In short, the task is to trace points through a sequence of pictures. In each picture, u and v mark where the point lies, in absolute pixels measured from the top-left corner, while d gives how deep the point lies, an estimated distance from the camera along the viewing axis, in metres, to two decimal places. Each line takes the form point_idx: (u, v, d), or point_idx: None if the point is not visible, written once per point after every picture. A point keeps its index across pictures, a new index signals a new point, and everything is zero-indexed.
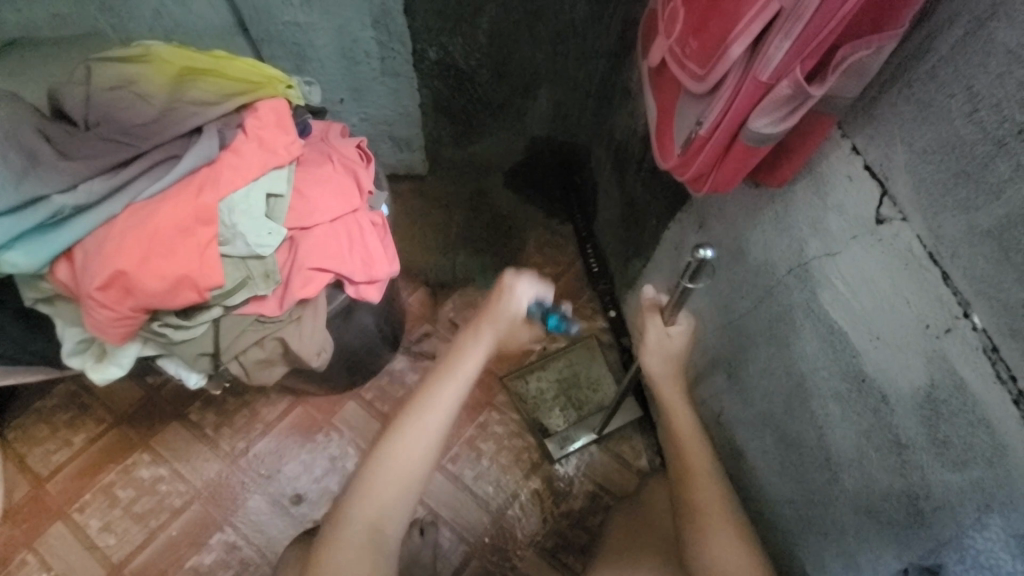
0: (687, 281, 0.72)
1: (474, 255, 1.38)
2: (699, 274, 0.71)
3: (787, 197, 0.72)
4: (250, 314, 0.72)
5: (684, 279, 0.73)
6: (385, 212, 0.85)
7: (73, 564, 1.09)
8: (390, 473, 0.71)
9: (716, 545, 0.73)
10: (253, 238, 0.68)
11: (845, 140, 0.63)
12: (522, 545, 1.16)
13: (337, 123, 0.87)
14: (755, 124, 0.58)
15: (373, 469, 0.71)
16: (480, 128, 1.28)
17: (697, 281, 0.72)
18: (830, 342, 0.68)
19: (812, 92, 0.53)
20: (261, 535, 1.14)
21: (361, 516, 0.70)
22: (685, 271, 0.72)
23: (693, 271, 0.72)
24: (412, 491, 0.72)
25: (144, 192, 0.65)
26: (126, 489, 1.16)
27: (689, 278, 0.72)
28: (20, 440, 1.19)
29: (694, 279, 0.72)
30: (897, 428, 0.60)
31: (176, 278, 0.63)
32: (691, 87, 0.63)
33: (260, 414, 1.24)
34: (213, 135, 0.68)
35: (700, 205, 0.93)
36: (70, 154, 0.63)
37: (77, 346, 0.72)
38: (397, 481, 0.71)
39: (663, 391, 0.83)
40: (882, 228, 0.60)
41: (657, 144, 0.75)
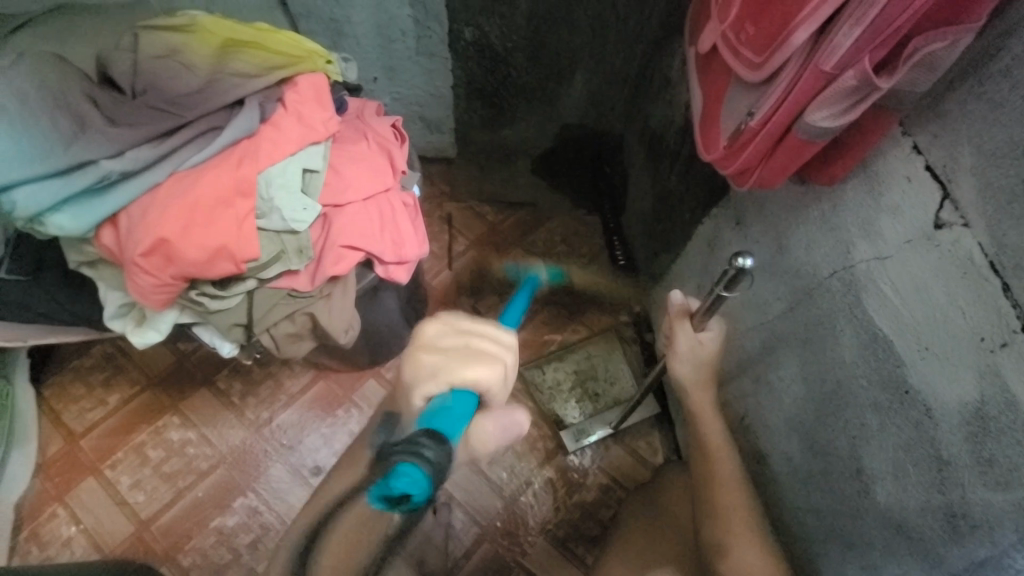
0: (723, 288, 0.70)
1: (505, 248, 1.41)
2: (734, 283, 0.69)
3: (837, 196, 0.69)
4: (283, 288, 0.73)
5: (720, 287, 0.71)
6: (416, 193, 0.85)
7: (105, 517, 1.15)
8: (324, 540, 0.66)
9: (739, 547, 0.72)
10: (289, 213, 0.69)
11: (906, 138, 0.60)
12: (533, 532, 1.17)
13: (373, 101, 0.87)
14: (812, 117, 0.55)
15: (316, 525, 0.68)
16: (511, 113, 1.25)
17: (733, 290, 0.70)
18: (873, 351, 0.65)
19: (879, 85, 0.50)
20: (280, 503, 1.17)
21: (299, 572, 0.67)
22: (721, 279, 0.70)
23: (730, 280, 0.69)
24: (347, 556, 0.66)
25: (187, 161, 0.66)
26: (156, 450, 1.21)
27: (725, 287, 0.70)
28: (58, 397, 1.24)
29: (730, 287, 0.70)
30: (939, 443, 0.58)
31: (215, 248, 0.64)
32: (745, 76, 0.61)
33: (284, 386, 1.27)
34: (254, 108, 0.68)
35: (739, 201, 0.90)
36: (116, 121, 0.64)
37: (118, 310, 0.74)
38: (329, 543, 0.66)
39: (691, 395, 0.82)
40: (940, 233, 0.57)
41: (702, 134, 0.73)
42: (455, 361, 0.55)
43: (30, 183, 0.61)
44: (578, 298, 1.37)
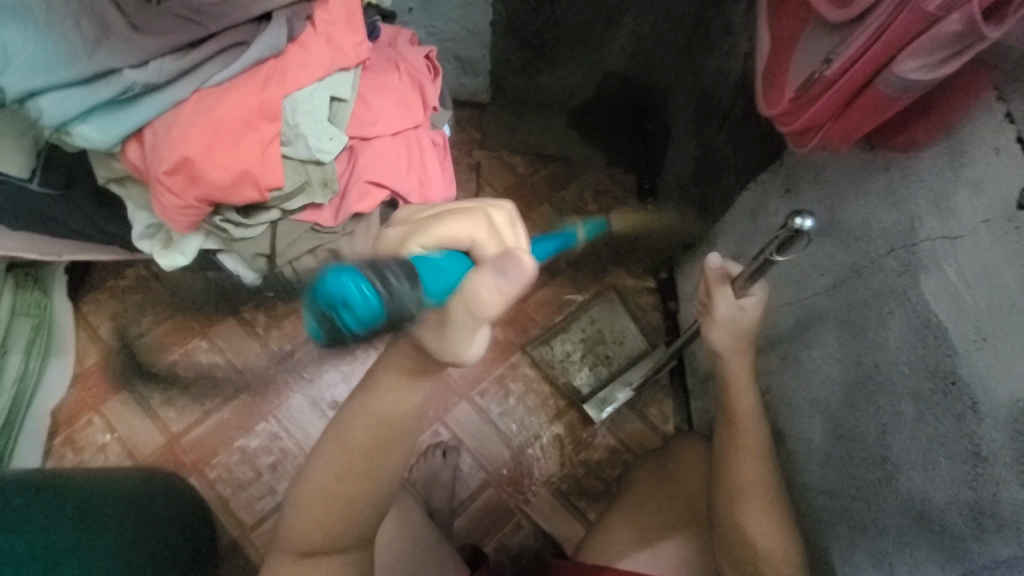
0: (773, 252, 0.67)
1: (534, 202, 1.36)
2: (789, 245, 0.67)
3: (910, 165, 0.62)
4: (306, 222, 0.71)
5: (773, 250, 0.68)
6: (447, 132, 0.81)
7: (138, 428, 1.23)
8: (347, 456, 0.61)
9: (755, 521, 0.71)
10: (314, 142, 0.67)
11: (1000, 104, 0.52)
12: (538, 483, 1.20)
13: (407, 29, 0.81)
14: (901, 67, 0.49)
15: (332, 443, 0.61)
16: (552, 60, 1.17)
17: (787, 252, 0.67)
18: (921, 337, 0.61)
19: (986, 34, 0.43)
20: (299, 431, 1.23)
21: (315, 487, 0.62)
22: (775, 242, 0.67)
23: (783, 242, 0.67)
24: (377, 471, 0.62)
25: (213, 77, 0.63)
26: (185, 370, 1.27)
27: (777, 249, 0.67)
28: (96, 312, 1.30)
29: (783, 251, 0.67)
30: (979, 439, 0.54)
31: (238, 172, 0.63)
32: (826, 16, 0.54)
33: (306, 321, 1.30)
34: (282, 24, 0.64)
35: (793, 166, 0.82)
36: (140, 29, 0.61)
37: (147, 230, 0.74)
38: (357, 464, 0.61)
39: (730, 363, 0.78)
40: (1023, 214, 0.51)
41: (764, 86, 0.66)
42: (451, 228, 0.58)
43: (56, 90, 0.60)
44: (604, 259, 1.33)
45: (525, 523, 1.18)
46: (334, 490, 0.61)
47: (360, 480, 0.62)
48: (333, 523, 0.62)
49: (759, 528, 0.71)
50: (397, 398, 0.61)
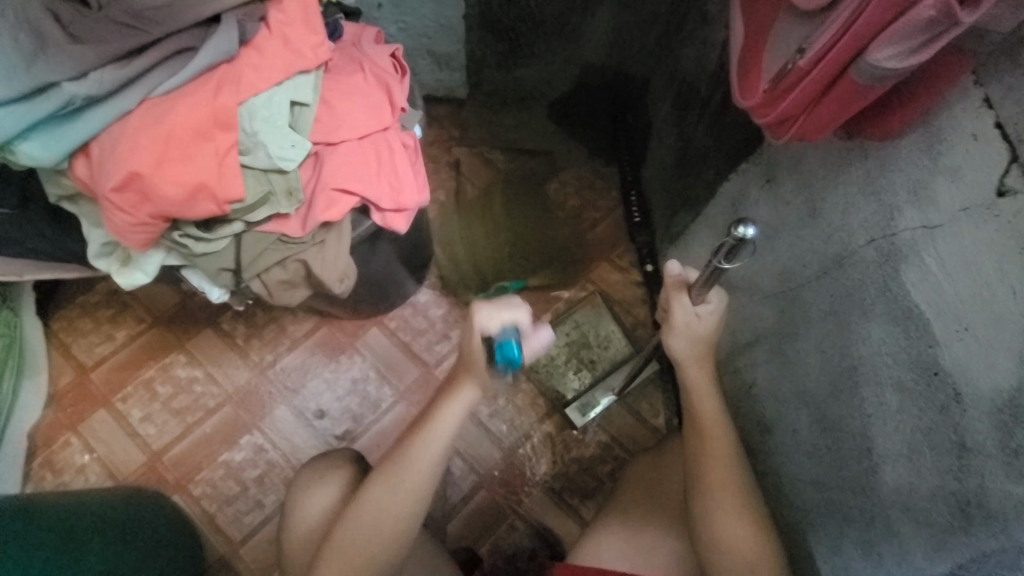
0: (721, 261, 0.67)
1: (510, 197, 1.34)
2: (735, 253, 0.66)
3: (887, 154, 0.61)
4: (273, 233, 0.69)
5: (720, 258, 0.67)
6: (418, 134, 0.78)
7: (117, 447, 1.20)
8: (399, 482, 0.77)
9: (720, 526, 0.72)
10: (274, 149, 0.64)
11: (978, 88, 0.52)
12: (531, 483, 1.19)
13: (371, 26, 0.78)
14: (873, 56, 0.47)
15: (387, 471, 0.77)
16: (529, 53, 1.12)
17: (734, 260, 0.67)
18: (903, 328, 0.60)
19: (961, 19, 0.42)
20: (285, 442, 1.20)
21: (372, 507, 0.76)
22: (720, 250, 0.66)
23: (730, 250, 0.66)
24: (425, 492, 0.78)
25: (159, 87, 0.60)
26: (164, 386, 1.23)
27: (725, 258, 0.67)
28: (67, 330, 1.26)
29: (730, 259, 0.67)
30: (964, 430, 0.54)
31: (194, 186, 0.60)
32: (800, 3, 0.53)
33: (287, 330, 1.27)
34: (232, 27, 0.61)
35: (773, 155, 0.81)
36: (80, 38, 0.58)
37: (102, 249, 0.71)
38: (410, 487, 0.77)
39: (690, 374, 0.78)
40: (1001, 202, 0.50)
41: (738, 78, 0.65)
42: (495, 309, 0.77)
43: None
44: (587, 255, 1.31)
45: (519, 524, 1.17)
46: (389, 510, 0.76)
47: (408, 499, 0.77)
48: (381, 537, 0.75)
49: (731, 533, 0.72)
50: (430, 454, 0.78)
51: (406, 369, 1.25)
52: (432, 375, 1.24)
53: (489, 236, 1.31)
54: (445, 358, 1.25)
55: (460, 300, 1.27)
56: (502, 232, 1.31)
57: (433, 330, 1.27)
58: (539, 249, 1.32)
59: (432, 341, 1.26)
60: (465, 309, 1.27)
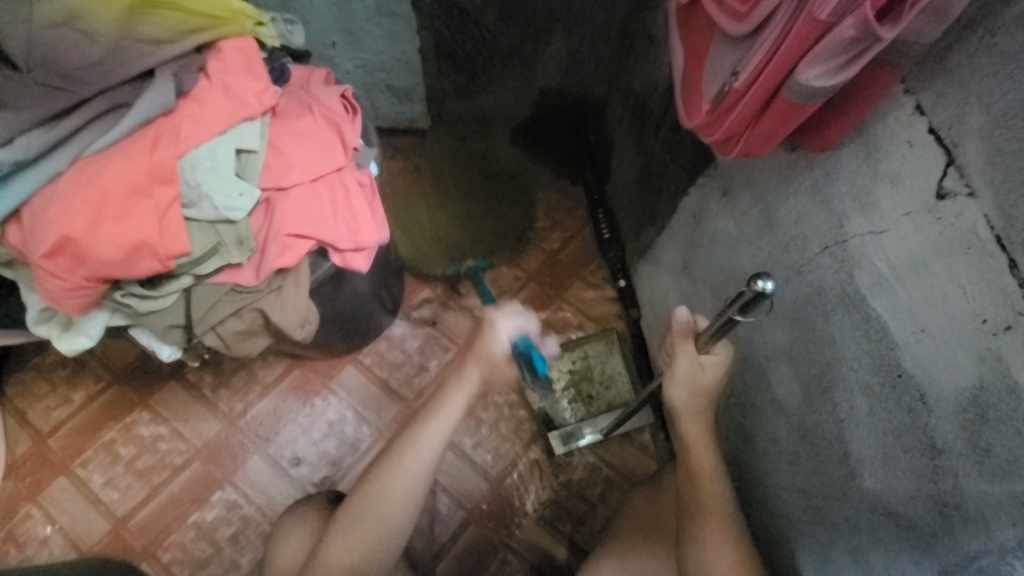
0: (735, 312, 0.64)
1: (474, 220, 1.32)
2: (750, 307, 0.63)
3: (830, 163, 0.63)
4: (225, 284, 0.66)
5: (733, 310, 0.65)
6: (374, 171, 0.77)
7: (79, 517, 1.12)
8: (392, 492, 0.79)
9: (706, 548, 0.71)
10: (221, 200, 0.62)
11: (908, 96, 0.53)
12: (521, 514, 1.15)
13: (320, 68, 0.78)
14: (805, 75, 0.49)
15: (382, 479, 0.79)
16: (487, 80, 1.17)
17: (749, 314, 0.64)
18: (865, 333, 0.61)
19: (881, 36, 0.44)
20: (261, 494, 1.15)
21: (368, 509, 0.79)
22: (736, 301, 0.64)
23: (743, 303, 0.64)
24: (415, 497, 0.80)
25: (93, 145, 0.59)
26: (128, 446, 1.17)
27: (739, 310, 0.64)
28: (21, 395, 1.19)
29: (745, 312, 0.64)
30: (932, 431, 0.54)
31: (134, 244, 0.58)
32: (729, 29, 0.55)
33: (258, 376, 1.22)
34: (167, 81, 0.60)
35: (726, 168, 0.83)
36: (6, 103, 0.56)
37: (41, 314, 0.67)
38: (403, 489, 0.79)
39: (683, 424, 0.78)
40: (942, 204, 0.52)
41: (682, 101, 0.67)
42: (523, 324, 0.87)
43: None
44: (560, 274, 1.32)
45: (512, 558, 1.13)
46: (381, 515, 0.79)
47: (396, 512, 0.79)
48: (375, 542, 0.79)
49: (713, 559, 0.70)
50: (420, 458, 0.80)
51: (384, 407, 1.21)
52: (412, 410, 1.21)
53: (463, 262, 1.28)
54: (424, 391, 1.22)
55: (436, 330, 1.26)
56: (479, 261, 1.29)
57: (410, 363, 1.24)
58: (513, 273, 1.31)
59: (410, 374, 1.24)
60: (442, 339, 1.25)
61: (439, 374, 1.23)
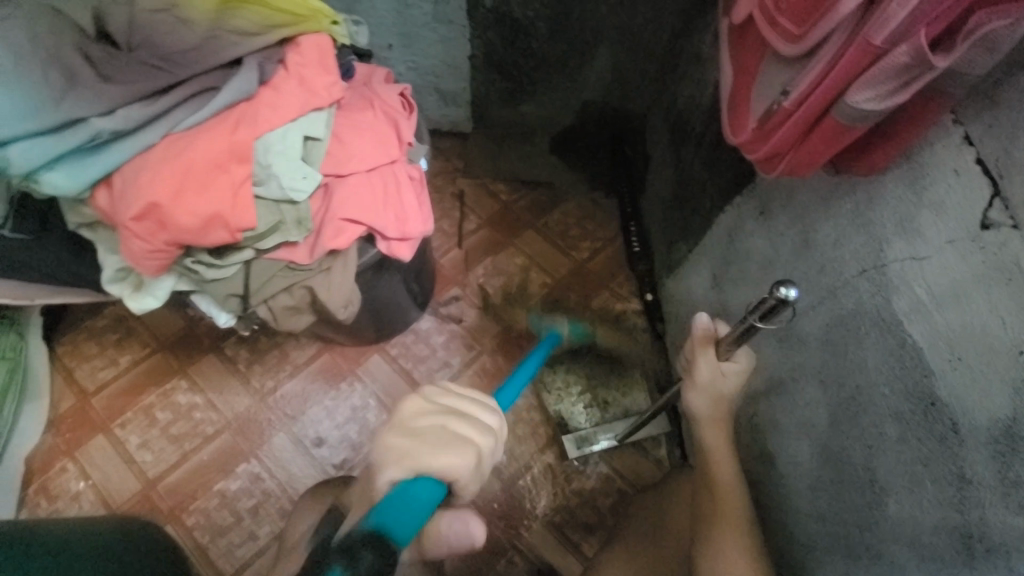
0: (755, 319, 0.67)
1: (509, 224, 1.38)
2: (772, 314, 0.65)
3: (874, 188, 0.63)
4: (282, 260, 0.71)
5: (754, 317, 0.68)
6: (424, 167, 0.81)
7: (113, 474, 1.18)
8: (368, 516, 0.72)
9: (724, 553, 0.72)
10: (287, 181, 0.67)
11: (957, 127, 0.54)
12: (531, 516, 1.16)
13: (382, 67, 0.83)
14: (855, 98, 0.50)
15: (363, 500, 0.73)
16: (532, 90, 1.18)
17: (769, 321, 0.67)
18: (898, 358, 0.61)
19: (934, 64, 0.45)
20: (282, 471, 1.19)
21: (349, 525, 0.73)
22: (758, 308, 0.66)
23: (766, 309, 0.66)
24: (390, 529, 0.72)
25: (182, 122, 0.64)
26: (164, 412, 1.23)
27: (760, 317, 0.66)
28: (72, 354, 1.27)
29: (765, 319, 0.67)
30: (962, 461, 0.54)
31: (209, 215, 0.63)
32: (783, 50, 0.57)
33: (290, 356, 1.28)
34: (252, 69, 0.66)
35: (766, 189, 0.84)
36: (110, 76, 0.63)
37: (116, 274, 0.74)
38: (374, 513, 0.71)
39: (706, 431, 0.80)
40: (986, 234, 0.52)
41: (729, 117, 0.69)
42: (424, 447, 0.68)
43: (23, 139, 0.61)
44: (587, 283, 1.33)
45: (518, 559, 1.14)
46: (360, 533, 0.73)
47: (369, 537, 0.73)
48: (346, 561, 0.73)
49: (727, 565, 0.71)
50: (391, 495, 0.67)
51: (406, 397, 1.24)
52: None
53: (491, 262, 1.34)
54: None
55: (462, 327, 1.29)
56: (507, 261, 1.35)
57: (434, 357, 1.27)
58: (542, 277, 1.34)
59: (433, 368, 1.27)
60: (467, 337, 1.28)
61: (462, 371, 1.26)
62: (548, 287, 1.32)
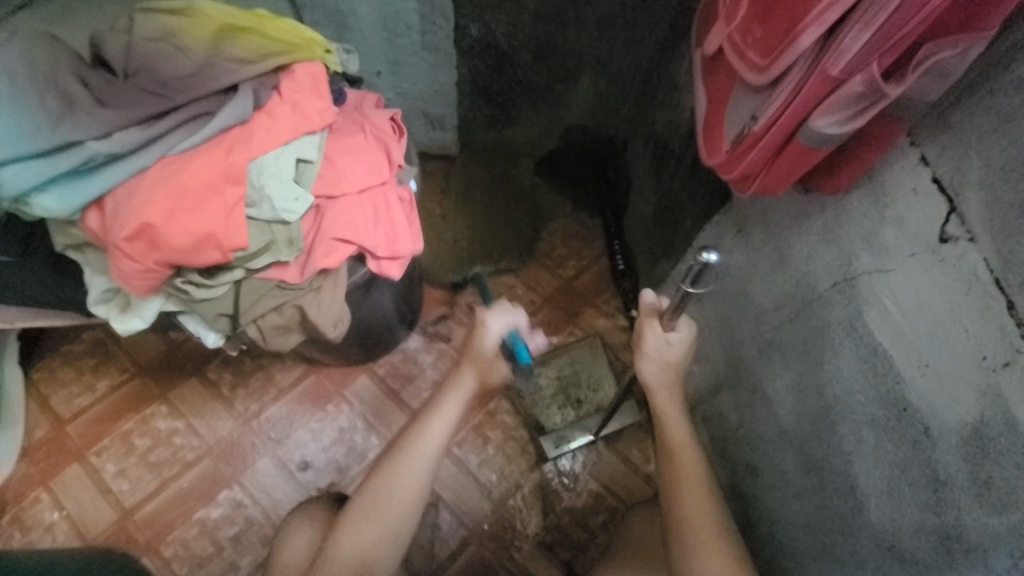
0: (687, 285, 0.71)
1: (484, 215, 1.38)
2: (700, 278, 0.70)
3: (840, 206, 0.68)
4: (272, 280, 0.72)
5: (686, 283, 0.71)
6: (413, 188, 0.83)
7: (87, 505, 1.14)
8: (397, 485, 0.84)
9: (696, 556, 0.73)
10: (279, 202, 0.68)
11: (914, 149, 0.59)
12: (521, 537, 1.15)
13: (372, 92, 0.85)
14: (818, 123, 0.54)
15: (385, 474, 0.85)
16: (517, 113, 1.25)
17: (699, 286, 0.71)
18: (871, 366, 0.64)
19: (888, 92, 0.49)
20: (266, 497, 1.16)
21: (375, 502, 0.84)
22: (687, 274, 0.70)
23: (696, 275, 0.70)
24: (421, 491, 0.86)
25: (176, 146, 0.65)
26: (143, 438, 1.19)
27: (691, 282, 0.70)
28: (47, 381, 1.23)
29: (696, 283, 0.70)
30: (936, 463, 0.56)
31: (202, 235, 0.64)
32: (750, 79, 0.61)
33: (275, 379, 1.26)
34: (247, 95, 0.68)
35: (742, 208, 0.88)
36: (104, 101, 0.64)
37: (103, 295, 0.74)
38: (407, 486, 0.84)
39: (658, 399, 0.83)
40: (944, 247, 0.56)
41: (704, 140, 0.73)
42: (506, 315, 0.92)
43: (17, 162, 0.61)
44: (573, 301, 1.36)
45: None
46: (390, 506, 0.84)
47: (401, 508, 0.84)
48: (380, 543, 0.84)
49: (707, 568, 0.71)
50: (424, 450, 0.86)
51: (394, 418, 1.23)
52: None
53: (469, 268, 1.37)
54: None
55: (451, 346, 1.29)
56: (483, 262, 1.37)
57: (422, 376, 1.27)
58: (529, 295, 1.36)
59: (422, 388, 1.26)
60: (455, 356, 1.29)
61: None
62: (538, 305, 1.35)
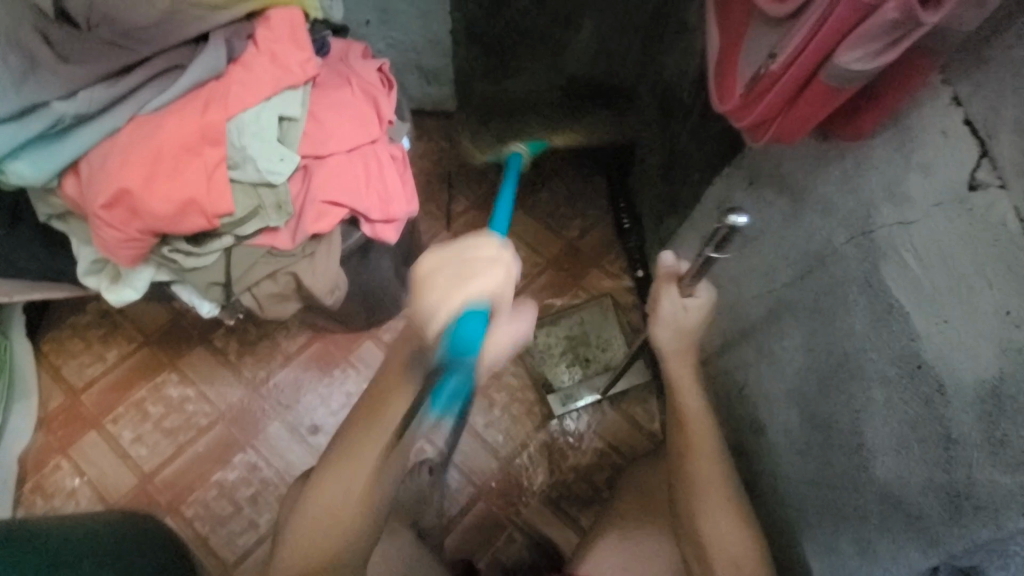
0: (711, 249, 0.68)
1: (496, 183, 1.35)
2: (725, 243, 0.68)
3: (861, 153, 0.63)
4: (263, 246, 0.70)
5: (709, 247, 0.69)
6: (406, 146, 0.79)
7: (108, 470, 1.17)
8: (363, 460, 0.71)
9: (708, 522, 0.73)
10: (263, 164, 0.65)
11: (946, 88, 0.54)
12: (529, 493, 1.18)
13: (358, 42, 0.80)
14: (843, 59, 0.49)
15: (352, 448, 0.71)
16: (517, 63, 1.12)
17: (723, 250, 0.68)
18: (884, 322, 0.61)
19: (924, 20, 0.44)
20: (279, 459, 1.19)
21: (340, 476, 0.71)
22: (711, 239, 0.68)
23: (720, 239, 0.68)
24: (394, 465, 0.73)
25: (149, 103, 0.62)
26: (156, 406, 1.22)
27: (714, 246, 0.68)
28: (57, 352, 1.25)
29: (720, 248, 0.68)
30: (949, 422, 0.54)
31: (183, 201, 0.62)
32: (768, 11, 0.55)
33: (280, 346, 1.26)
34: (220, 46, 0.64)
35: (754, 160, 0.83)
36: (68, 59, 0.61)
37: (92, 266, 0.73)
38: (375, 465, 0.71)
39: (671, 366, 0.80)
40: (974, 195, 0.52)
41: (714, 88, 0.67)
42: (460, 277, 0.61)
43: None
44: (579, 261, 1.33)
45: (518, 535, 1.15)
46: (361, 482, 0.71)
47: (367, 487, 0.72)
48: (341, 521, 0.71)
49: (717, 534, 0.73)
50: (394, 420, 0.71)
51: None
52: None
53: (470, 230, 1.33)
54: None
55: None
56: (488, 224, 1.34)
57: None
58: (534, 256, 1.33)
59: None
60: None
61: None
62: (543, 267, 1.32)
